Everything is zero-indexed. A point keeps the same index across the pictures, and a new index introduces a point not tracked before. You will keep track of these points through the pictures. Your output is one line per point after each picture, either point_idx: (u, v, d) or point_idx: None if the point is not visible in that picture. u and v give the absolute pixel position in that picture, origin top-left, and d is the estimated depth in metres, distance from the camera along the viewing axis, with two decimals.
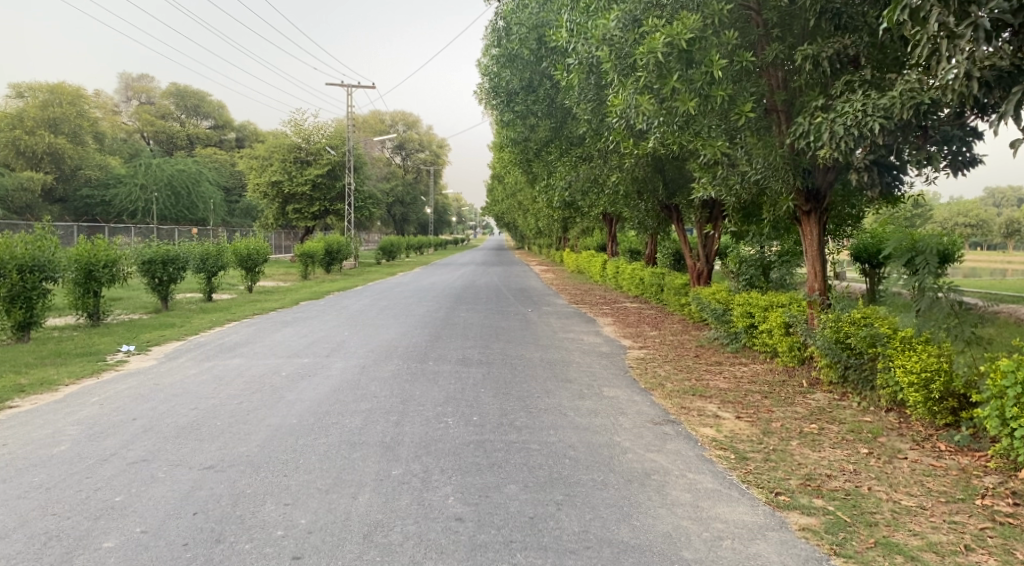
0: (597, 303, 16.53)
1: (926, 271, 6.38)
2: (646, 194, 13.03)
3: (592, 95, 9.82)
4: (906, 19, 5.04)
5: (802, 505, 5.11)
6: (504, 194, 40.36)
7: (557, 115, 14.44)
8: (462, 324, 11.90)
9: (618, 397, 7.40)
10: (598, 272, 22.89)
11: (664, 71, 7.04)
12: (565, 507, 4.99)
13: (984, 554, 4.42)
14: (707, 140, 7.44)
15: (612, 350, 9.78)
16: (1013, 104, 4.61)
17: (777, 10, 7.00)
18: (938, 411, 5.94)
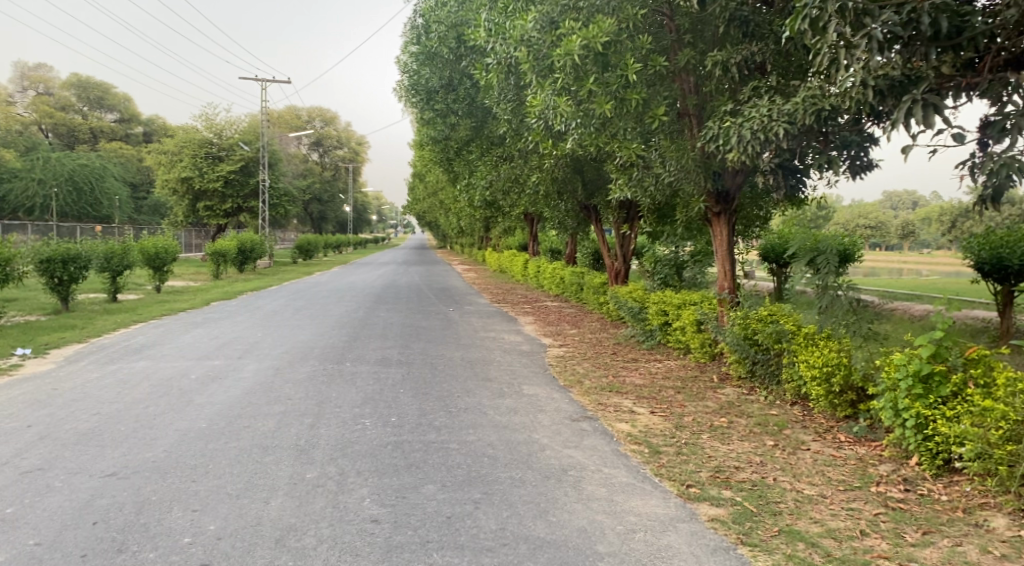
0: (519, 303, 16.35)
1: (827, 271, 6.86)
2: (566, 195, 13.19)
3: (512, 96, 9.88)
4: (806, 28, 5.34)
5: (712, 496, 5.30)
6: (424, 192, 40.27)
7: (477, 114, 14.52)
8: (382, 324, 11.77)
9: (537, 395, 7.46)
10: (520, 271, 23.07)
11: (581, 74, 7.13)
12: (482, 505, 5.02)
13: (877, 538, 4.69)
14: (623, 142, 7.62)
15: (533, 348, 9.87)
16: (904, 112, 5.09)
17: (689, 16, 7.10)
18: (839, 404, 6.20)
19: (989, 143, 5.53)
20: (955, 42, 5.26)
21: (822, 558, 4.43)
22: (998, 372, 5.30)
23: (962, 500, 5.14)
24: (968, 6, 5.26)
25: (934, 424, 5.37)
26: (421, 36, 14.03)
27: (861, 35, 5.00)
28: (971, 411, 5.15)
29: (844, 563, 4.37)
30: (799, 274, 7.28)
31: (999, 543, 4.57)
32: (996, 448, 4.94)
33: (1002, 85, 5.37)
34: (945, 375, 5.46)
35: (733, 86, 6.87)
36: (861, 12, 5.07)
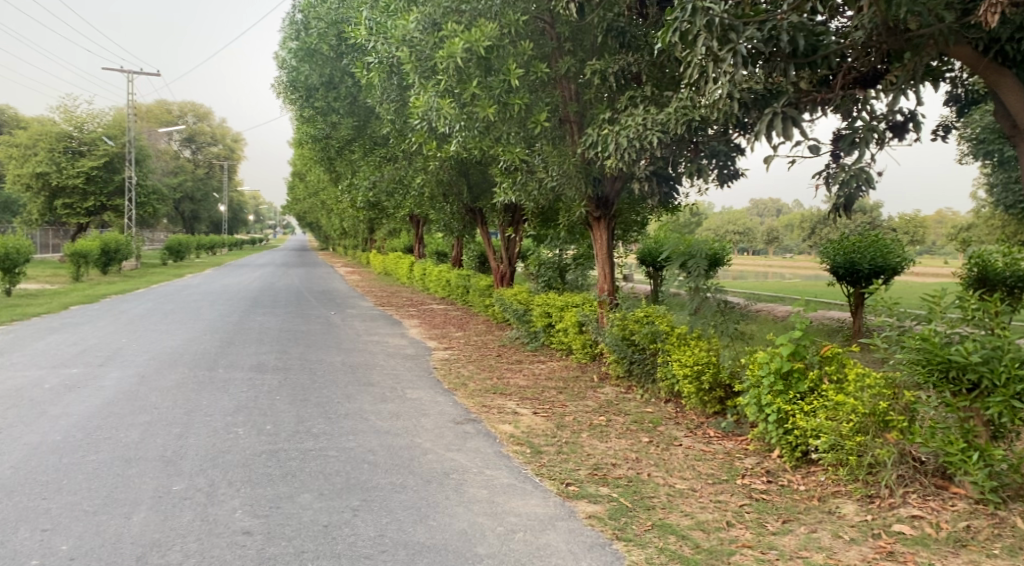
0: (407, 304, 16.99)
1: (698, 274, 7.42)
2: (451, 196, 13.15)
3: (395, 96, 9.80)
4: (677, 40, 5.56)
5: (590, 493, 5.43)
6: (305, 193, 39.48)
7: (360, 113, 14.95)
8: (258, 328, 11.35)
9: (420, 399, 7.41)
10: (406, 274, 23.00)
11: (464, 77, 7.17)
12: (361, 513, 4.94)
13: (742, 528, 4.95)
14: (508, 146, 7.66)
15: (417, 352, 9.81)
16: (766, 125, 5.35)
17: (569, 24, 7.29)
18: (708, 401, 6.50)
19: (840, 156, 5.92)
20: (811, 60, 5.62)
21: (691, 550, 4.62)
22: (848, 369, 5.73)
23: (817, 489, 5.51)
24: (821, 27, 5.62)
25: (792, 418, 5.74)
26: (300, 33, 14.69)
27: (727, 49, 5.27)
28: (826, 405, 5.57)
29: (711, 553, 4.58)
30: (672, 277, 7.81)
31: (848, 528, 4.93)
32: (847, 440, 5.37)
33: (851, 102, 5.78)
34: (803, 371, 5.84)
35: (611, 95, 7.12)
36: (727, 28, 5.34)
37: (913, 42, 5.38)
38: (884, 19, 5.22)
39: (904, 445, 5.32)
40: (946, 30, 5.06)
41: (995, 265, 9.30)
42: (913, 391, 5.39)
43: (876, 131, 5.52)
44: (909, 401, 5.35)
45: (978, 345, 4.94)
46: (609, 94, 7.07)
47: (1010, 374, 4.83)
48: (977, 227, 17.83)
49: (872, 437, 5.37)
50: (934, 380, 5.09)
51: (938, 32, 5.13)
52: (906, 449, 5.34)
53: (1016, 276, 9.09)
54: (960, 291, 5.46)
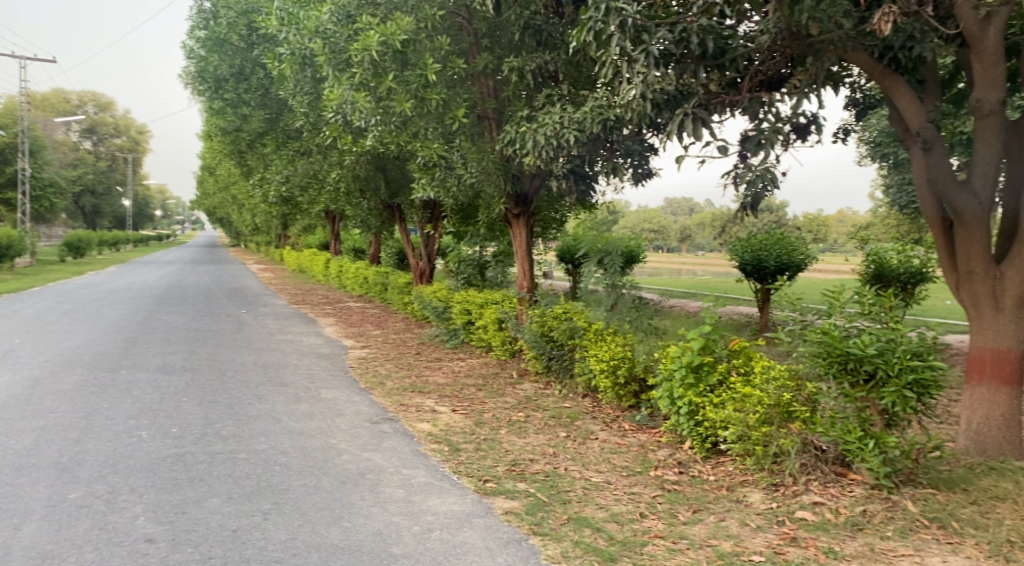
0: (319, 303, 16.31)
1: (614, 271, 7.57)
2: (367, 191, 12.84)
3: (308, 89, 9.72)
4: (592, 40, 5.59)
5: (507, 489, 5.45)
6: (216, 187, 38.47)
7: (272, 105, 14.87)
8: (164, 328, 10.95)
9: (335, 398, 7.29)
10: (322, 271, 22.65)
11: (380, 70, 7.02)
12: (272, 516, 4.82)
13: (655, 519, 5.06)
14: (425, 142, 7.52)
15: (333, 351, 9.65)
16: (677, 126, 5.44)
17: (486, 21, 7.36)
18: (623, 395, 6.63)
19: (747, 156, 6.11)
20: (720, 62, 5.77)
21: (605, 542, 4.69)
22: (755, 361, 5.94)
23: (726, 479, 5.69)
24: (728, 31, 5.78)
25: (703, 410, 5.91)
26: (208, 22, 14.95)
27: (640, 50, 5.34)
28: (734, 397, 5.77)
29: (624, 545, 4.66)
30: (589, 274, 7.90)
31: (754, 516, 5.10)
32: (754, 431, 5.55)
33: (758, 104, 5.97)
34: (713, 364, 6.05)
35: (528, 92, 7.17)
36: (639, 28, 5.44)
37: (814, 47, 5.55)
38: (787, 24, 5.39)
39: (807, 435, 5.51)
40: (844, 37, 5.26)
41: (890, 262, 9.78)
42: (815, 383, 5.58)
43: (780, 132, 5.73)
44: (811, 392, 5.56)
45: (874, 338, 5.22)
46: (527, 91, 7.14)
47: (902, 365, 5.10)
48: (873, 227, 18.84)
49: (777, 427, 5.56)
50: (834, 372, 5.30)
51: (838, 38, 5.31)
52: (809, 439, 5.52)
53: (909, 272, 9.63)
54: (857, 287, 5.69)
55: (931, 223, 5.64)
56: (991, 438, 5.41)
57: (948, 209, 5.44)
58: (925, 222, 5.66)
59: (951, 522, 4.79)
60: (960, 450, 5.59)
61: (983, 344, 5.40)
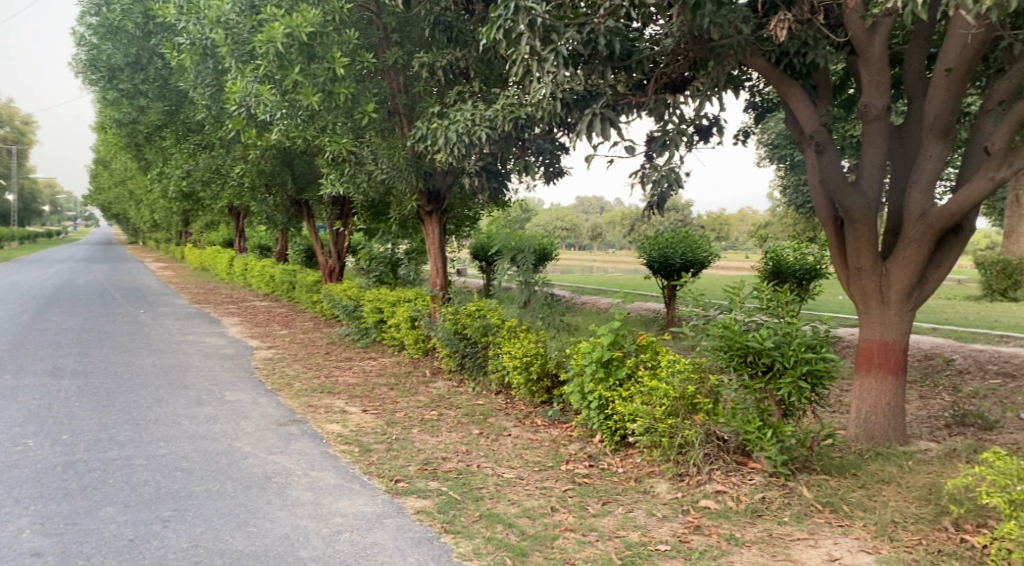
0: (223, 303, 15.76)
1: (527, 268, 7.75)
2: (273, 187, 12.53)
3: (210, 80, 9.52)
4: (501, 38, 5.56)
5: (419, 489, 5.41)
6: (110, 182, 36.86)
7: (171, 97, 14.44)
8: (54, 330, 10.37)
9: (240, 400, 7.09)
10: (226, 270, 22.08)
11: (286, 63, 6.83)
12: (172, 523, 4.63)
13: (565, 512, 5.12)
14: (333, 136, 7.48)
15: (238, 351, 9.40)
16: (586, 125, 5.52)
17: (395, 15, 7.34)
18: (536, 390, 6.72)
19: (653, 156, 6.25)
20: (627, 63, 5.88)
21: (517, 537, 4.70)
22: (661, 355, 6.09)
23: (634, 470, 5.83)
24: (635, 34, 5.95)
25: (612, 404, 6.04)
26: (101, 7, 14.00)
27: (549, 50, 5.38)
28: (642, 391, 5.90)
29: (535, 539, 4.68)
30: (503, 271, 8.02)
31: (661, 506, 5.23)
32: (660, 423, 5.68)
33: (663, 106, 6.15)
34: (622, 359, 6.18)
35: (439, 89, 7.19)
36: (548, 28, 5.47)
37: (716, 51, 5.72)
38: (689, 28, 5.55)
39: (710, 426, 5.67)
40: (744, 42, 5.45)
41: (787, 259, 10.20)
42: (717, 375, 5.74)
43: (685, 133, 5.91)
44: (713, 384, 5.69)
45: (770, 332, 5.46)
46: (438, 88, 7.13)
47: (797, 357, 5.37)
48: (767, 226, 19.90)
49: (682, 420, 5.69)
50: (735, 364, 5.51)
51: (737, 43, 5.49)
52: (712, 430, 5.68)
53: (804, 268, 10.06)
54: (755, 283, 5.96)
55: (823, 223, 5.90)
56: (878, 425, 5.73)
57: (840, 210, 5.69)
58: (819, 222, 5.91)
59: (842, 506, 5.04)
60: (850, 436, 5.89)
61: (871, 336, 5.70)
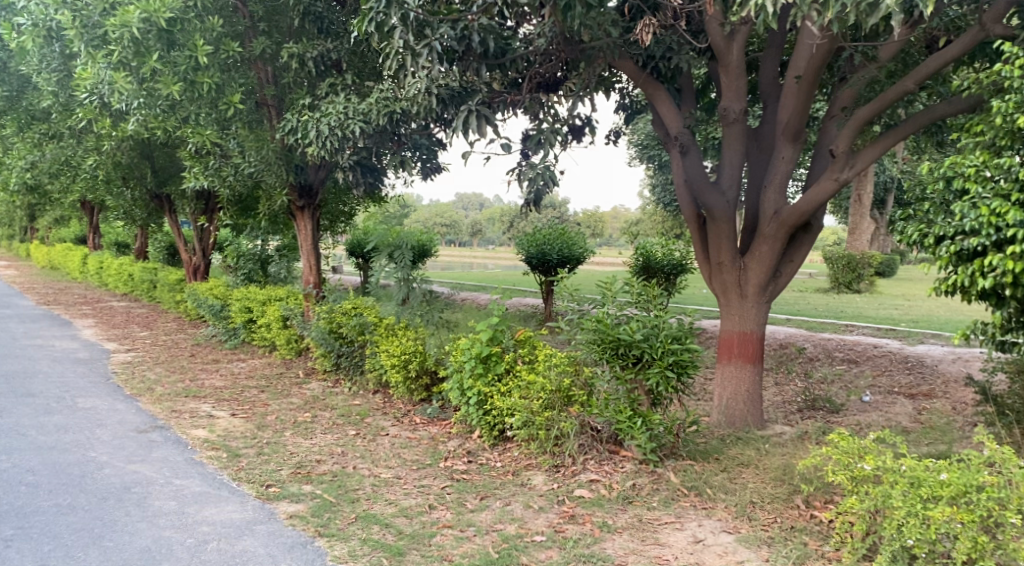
0: (76, 304, 14.72)
1: (404, 265, 7.90)
2: (131, 180, 11.94)
3: (57, 65, 9.24)
4: (373, 31, 5.48)
5: (292, 493, 5.24)
6: None
7: (11, 82, 13.55)
8: None
9: (96, 407, 6.67)
10: (77, 269, 20.72)
11: (143, 49, 6.57)
12: (15, 543, 4.27)
13: (443, 509, 5.09)
14: (197, 128, 7.21)
15: (93, 356, 8.82)
16: (460, 121, 5.55)
17: (262, 4, 7.29)
18: (415, 388, 6.77)
19: (529, 154, 6.34)
20: (501, 61, 5.93)
21: (394, 537, 4.61)
22: (538, 349, 6.22)
23: (512, 464, 5.88)
24: (509, 32, 6.04)
25: (491, 399, 6.10)
26: None
27: (423, 44, 5.30)
28: (520, 385, 5.99)
29: (412, 538, 4.61)
30: (380, 268, 8.07)
31: (537, 497, 5.28)
32: (538, 416, 5.79)
33: (538, 104, 6.39)
34: (500, 355, 6.26)
35: (310, 80, 7.15)
36: (421, 23, 5.44)
37: (586, 52, 5.90)
38: (561, 29, 5.64)
39: (584, 417, 5.80)
40: (612, 44, 5.62)
41: (655, 254, 10.64)
42: (591, 367, 5.89)
43: (559, 132, 6.04)
44: (588, 376, 5.83)
45: (640, 324, 5.64)
46: (308, 79, 7.09)
47: (664, 349, 5.57)
48: None
49: (558, 412, 5.80)
50: (607, 357, 5.66)
51: (606, 46, 5.66)
52: (586, 421, 5.81)
53: (671, 263, 10.57)
54: (627, 278, 6.18)
55: (687, 220, 6.18)
56: (738, 410, 6.08)
57: (703, 208, 5.98)
58: (683, 219, 6.17)
59: (706, 488, 5.27)
60: (713, 422, 6.21)
61: (731, 327, 6.03)
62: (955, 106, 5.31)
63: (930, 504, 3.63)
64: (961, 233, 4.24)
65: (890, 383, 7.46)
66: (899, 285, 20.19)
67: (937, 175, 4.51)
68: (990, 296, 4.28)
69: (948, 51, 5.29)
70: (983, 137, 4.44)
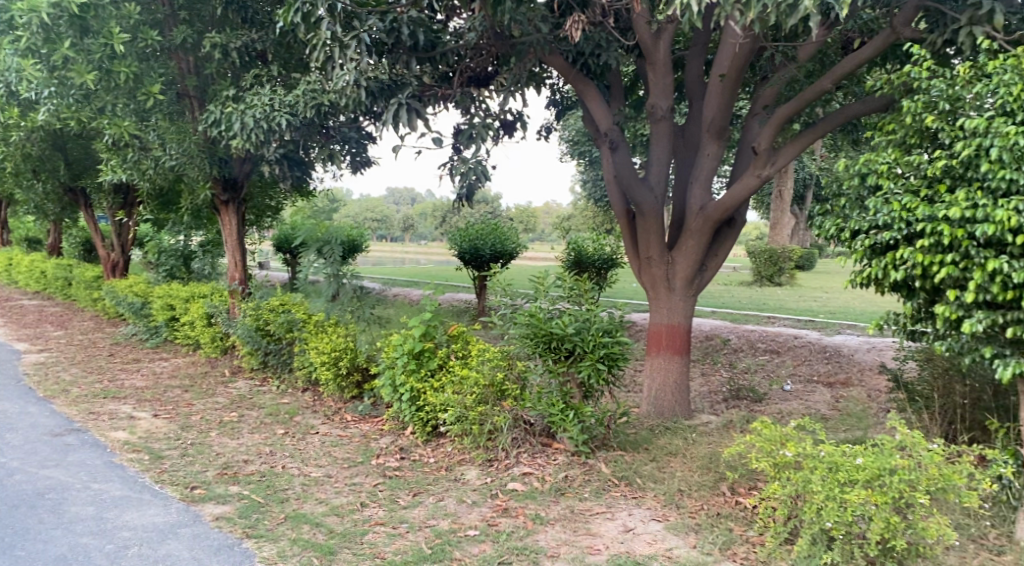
0: None
1: (333, 260, 7.62)
2: (43, 173, 11.42)
3: None
4: (299, 22, 5.38)
5: (218, 494, 5.11)
6: None
7: None
8: None
9: (6, 411, 6.36)
10: None
11: (52, 35, 6.52)
12: None
13: (375, 507, 5.03)
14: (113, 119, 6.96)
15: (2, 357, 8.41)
16: (389, 114, 5.47)
17: None
18: (346, 386, 6.72)
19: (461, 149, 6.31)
20: (431, 55, 5.94)
21: (324, 536, 4.54)
22: (471, 345, 6.23)
23: (445, 459, 5.85)
24: (438, 25, 6.00)
25: (424, 395, 6.07)
26: None
27: (351, 36, 5.24)
28: (453, 380, 5.98)
29: (344, 536, 4.56)
30: (307, 264, 7.76)
31: (471, 492, 5.28)
32: (471, 411, 5.77)
33: (469, 99, 6.19)
34: (433, 350, 6.26)
35: (233, 70, 7.07)
36: (349, 15, 5.40)
37: (517, 48, 5.90)
38: (492, 23, 5.64)
39: (518, 411, 5.83)
40: (542, 40, 5.65)
41: (587, 249, 10.80)
42: (524, 361, 5.94)
43: (490, 127, 6.05)
44: (521, 369, 5.89)
45: (572, 318, 5.71)
46: (232, 70, 7.01)
47: (595, 342, 5.65)
48: None
49: (491, 406, 5.81)
50: (539, 351, 5.70)
51: (536, 41, 5.68)
52: (519, 415, 5.84)
53: (602, 257, 10.75)
54: (559, 273, 6.21)
55: (618, 216, 6.27)
56: (666, 401, 6.24)
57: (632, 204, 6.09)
58: (614, 215, 6.27)
59: (635, 478, 5.37)
60: (643, 413, 6.34)
61: (659, 321, 6.17)
62: (869, 105, 5.53)
63: (847, 487, 3.79)
64: (875, 227, 4.40)
65: (810, 372, 7.76)
66: (819, 278, 21.02)
67: (852, 171, 4.66)
68: (901, 288, 4.43)
69: (861, 53, 5.53)
70: (894, 135, 4.62)
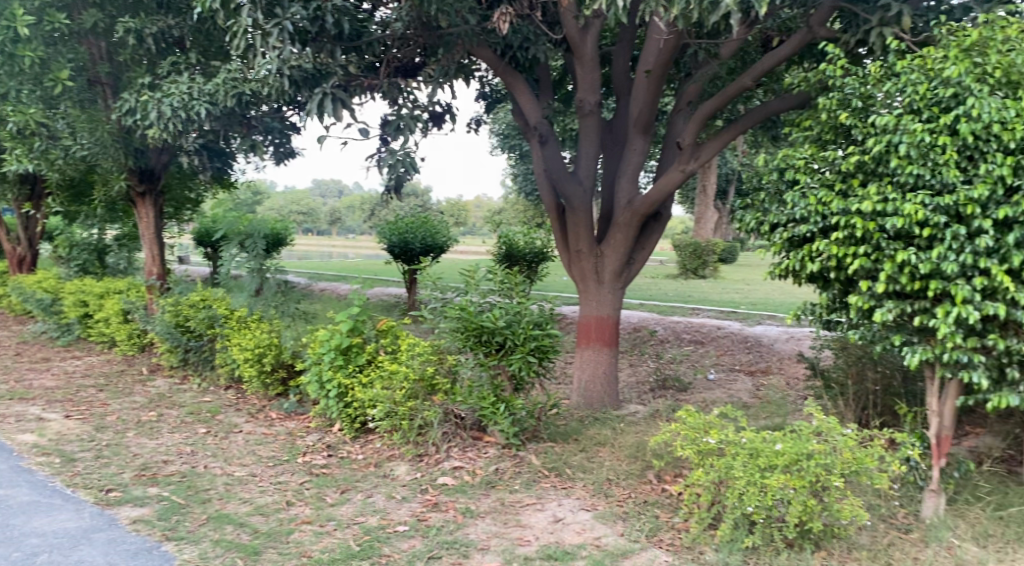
0: None
1: (256, 254, 7.22)
2: None
3: None
4: (218, 7, 5.21)
5: (135, 497, 4.92)
6: None
7: None
8: None
9: None
10: None
11: None
12: None
13: (302, 505, 4.94)
14: (19, 106, 6.67)
15: None
16: (314, 103, 5.37)
17: None
18: (270, 383, 6.59)
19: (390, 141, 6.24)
20: (356, 44, 5.90)
21: (249, 537, 4.42)
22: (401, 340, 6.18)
23: (375, 455, 5.78)
24: (364, 15, 5.94)
25: (352, 391, 5.99)
26: None
27: (273, 23, 5.10)
28: (381, 375, 5.90)
29: (269, 536, 4.45)
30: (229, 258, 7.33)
31: (401, 487, 5.23)
32: (400, 406, 5.71)
33: (397, 89, 6.14)
34: (361, 346, 6.20)
35: (149, 57, 6.87)
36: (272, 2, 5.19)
37: (445, 38, 5.94)
38: (417, 14, 5.68)
39: (448, 405, 5.79)
40: (471, 31, 5.63)
41: (517, 243, 10.87)
42: (454, 355, 5.89)
43: (419, 119, 6.00)
44: (451, 364, 5.83)
45: (503, 311, 5.71)
46: (148, 56, 6.83)
47: (526, 334, 5.68)
48: None
49: (421, 401, 5.77)
50: (471, 344, 5.70)
51: (465, 33, 5.66)
52: (450, 409, 5.80)
53: (532, 251, 10.85)
54: (490, 267, 6.17)
55: (548, 209, 6.30)
56: (595, 391, 6.34)
57: (562, 197, 6.12)
58: (544, 208, 6.29)
59: (565, 469, 5.43)
60: (572, 404, 6.43)
61: (589, 313, 6.24)
62: (786, 102, 5.72)
63: (767, 473, 3.90)
64: (793, 220, 4.55)
65: (732, 361, 8.01)
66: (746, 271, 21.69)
67: (771, 166, 4.81)
68: (817, 279, 4.58)
69: (779, 52, 5.74)
70: (810, 131, 4.77)
